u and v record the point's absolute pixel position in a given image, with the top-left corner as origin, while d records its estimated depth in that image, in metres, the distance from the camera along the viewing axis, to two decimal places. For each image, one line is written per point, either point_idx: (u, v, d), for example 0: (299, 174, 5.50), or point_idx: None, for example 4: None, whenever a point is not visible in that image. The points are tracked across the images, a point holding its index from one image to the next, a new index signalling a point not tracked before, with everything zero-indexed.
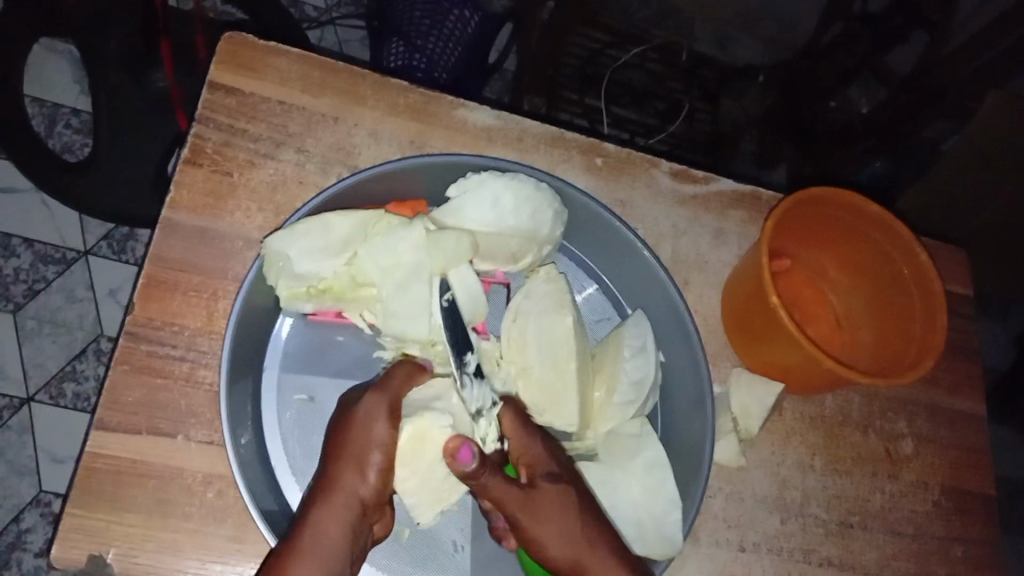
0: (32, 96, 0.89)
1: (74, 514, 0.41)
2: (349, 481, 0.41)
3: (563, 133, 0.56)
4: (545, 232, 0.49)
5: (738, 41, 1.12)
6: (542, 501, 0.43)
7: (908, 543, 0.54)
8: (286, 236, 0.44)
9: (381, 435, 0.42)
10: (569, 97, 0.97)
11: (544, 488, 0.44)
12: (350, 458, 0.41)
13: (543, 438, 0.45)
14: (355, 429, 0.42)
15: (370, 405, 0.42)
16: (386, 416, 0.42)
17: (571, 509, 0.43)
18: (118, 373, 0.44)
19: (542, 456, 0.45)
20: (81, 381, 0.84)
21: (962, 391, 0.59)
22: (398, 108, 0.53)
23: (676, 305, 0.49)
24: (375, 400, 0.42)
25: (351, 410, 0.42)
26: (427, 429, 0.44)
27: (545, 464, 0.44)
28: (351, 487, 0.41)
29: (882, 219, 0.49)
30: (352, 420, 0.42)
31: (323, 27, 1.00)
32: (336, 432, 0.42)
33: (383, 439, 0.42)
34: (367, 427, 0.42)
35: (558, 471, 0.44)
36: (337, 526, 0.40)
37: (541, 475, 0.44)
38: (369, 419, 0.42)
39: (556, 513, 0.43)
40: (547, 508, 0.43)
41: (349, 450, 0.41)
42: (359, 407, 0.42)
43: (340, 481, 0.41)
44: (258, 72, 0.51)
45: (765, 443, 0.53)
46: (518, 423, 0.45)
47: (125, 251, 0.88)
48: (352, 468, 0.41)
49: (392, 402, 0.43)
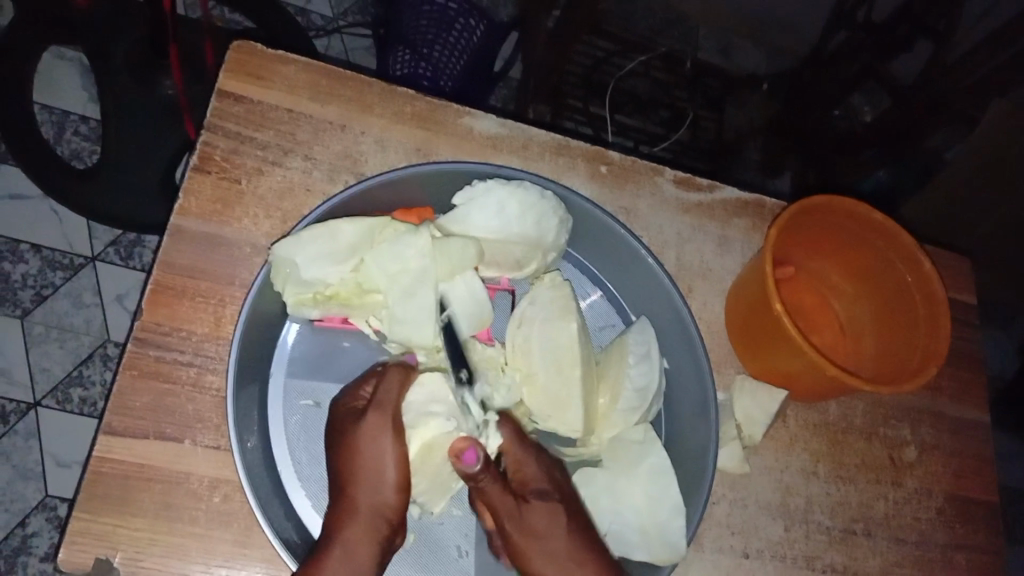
0: (40, 103, 0.90)
1: (81, 518, 0.42)
2: (368, 502, 0.42)
3: (568, 141, 0.56)
4: (550, 239, 0.49)
5: (742, 50, 1.12)
6: (531, 519, 0.44)
7: (912, 551, 0.54)
8: (294, 242, 0.44)
9: (390, 453, 0.43)
10: (574, 105, 0.97)
11: (535, 506, 0.44)
12: (364, 480, 0.42)
13: (538, 456, 0.46)
14: (363, 450, 0.42)
15: (375, 424, 0.43)
16: (391, 434, 0.43)
17: (558, 530, 0.44)
18: (125, 378, 0.44)
19: (535, 473, 0.45)
20: (88, 386, 0.84)
21: (965, 399, 0.59)
22: (405, 116, 0.53)
23: (681, 312, 0.49)
24: (376, 418, 0.43)
25: (355, 431, 0.43)
26: (433, 438, 0.44)
27: (536, 482, 0.45)
28: (370, 507, 0.42)
29: (885, 227, 0.49)
30: (358, 443, 0.42)
31: (330, 36, 1.00)
32: (344, 453, 0.43)
33: (393, 457, 0.43)
34: (375, 448, 0.42)
35: (549, 489, 0.45)
36: (366, 548, 0.41)
37: (532, 492, 0.44)
38: (376, 436, 0.42)
39: (545, 531, 0.44)
40: (535, 526, 0.44)
41: (363, 474, 0.42)
42: (363, 428, 0.42)
43: (359, 503, 0.42)
44: (266, 81, 0.51)
45: (769, 450, 0.53)
46: (514, 441, 0.45)
47: (133, 257, 0.89)
48: (368, 489, 0.42)
49: (394, 417, 0.43)
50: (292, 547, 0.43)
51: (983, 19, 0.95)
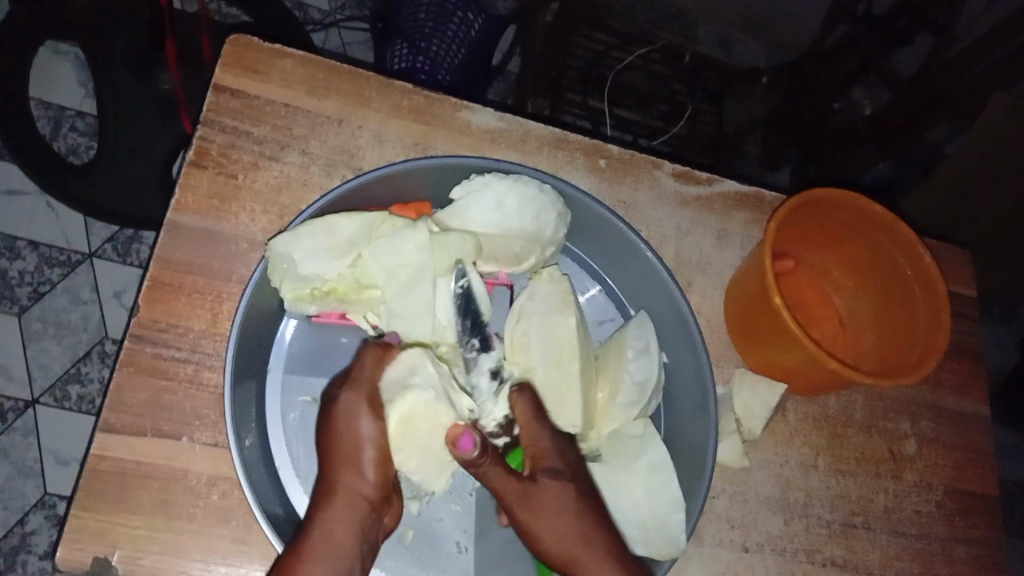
0: (36, 99, 0.89)
1: (79, 515, 0.42)
2: (347, 479, 0.41)
3: (567, 134, 0.56)
4: (548, 233, 0.49)
5: (742, 43, 1.12)
6: (541, 497, 0.43)
7: (911, 545, 0.54)
8: (291, 237, 0.44)
9: (368, 432, 0.42)
10: (573, 99, 0.97)
11: (546, 484, 0.43)
12: (342, 457, 0.42)
13: (553, 434, 0.45)
14: (341, 431, 0.42)
15: (351, 401, 0.42)
16: (368, 412, 0.42)
17: (569, 507, 0.43)
18: (123, 375, 0.44)
19: (548, 450, 0.44)
20: (85, 382, 0.84)
21: (965, 392, 0.59)
22: (402, 110, 0.53)
23: (679, 306, 0.49)
24: (352, 396, 0.42)
25: (332, 409, 0.42)
26: (411, 410, 0.43)
27: (549, 460, 0.44)
28: (348, 484, 0.41)
29: (886, 221, 0.49)
30: (335, 420, 0.42)
31: (327, 30, 1.00)
32: (324, 432, 0.42)
33: (372, 436, 0.42)
34: (351, 425, 0.42)
35: (562, 467, 0.44)
36: (346, 528, 0.41)
37: (544, 470, 0.44)
38: (352, 416, 0.42)
39: (556, 509, 0.43)
40: (545, 506, 0.43)
41: (340, 451, 0.42)
42: (340, 406, 0.42)
43: (338, 480, 0.42)
44: (263, 75, 0.51)
45: (769, 444, 0.53)
46: (531, 413, 0.45)
47: (130, 253, 0.88)
48: (346, 466, 0.42)
49: (371, 394, 0.43)
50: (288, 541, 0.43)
51: (984, 11, 0.95)
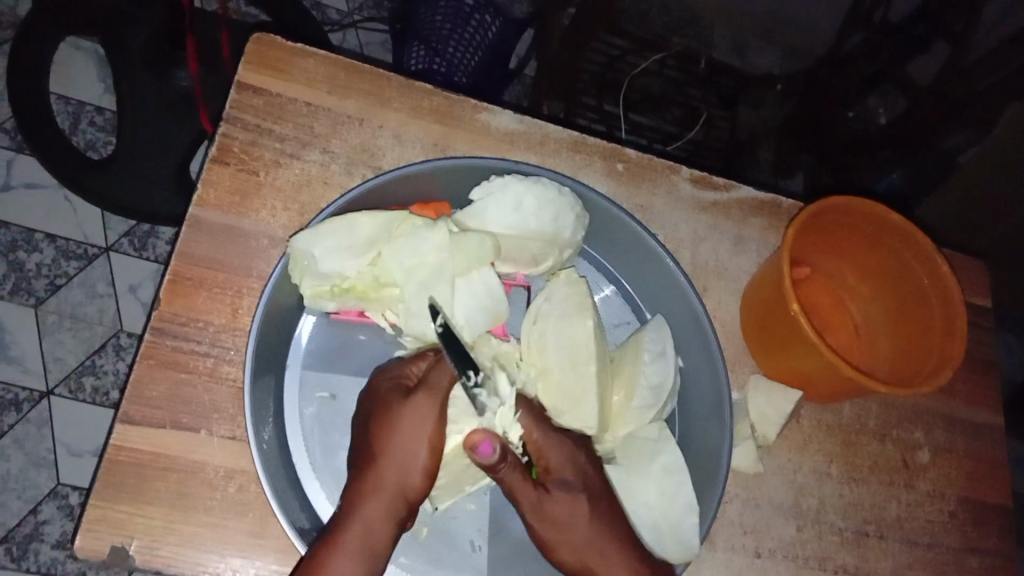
0: (56, 93, 0.90)
1: (98, 506, 0.42)
2: (396, 478, 0.42)
3: (585, 137, 0.56)
4: (566, 235, 0.49)
5: (757, 51, 1.12)
6: (553, 508, 0.44)
7: (923, 554, 0.54)
8: (312, 234, 0.44)
9: (428, 438, 0.43)
10: (587, 103, 0.97)
11: (558, 496, 0.44)
12: (398, 456, 0.42)
13: (563, 444, 0.46)
14: (403, 432, 0.43)
15: (420, 407, 0.43)
16: (435, 417, 0.44)
17: (583, 518, 0.44)
18: (143, 367, 0.44)
19: (560, 462, 0.45)
20: (100, 375, 0.85)
21: (981, 403, 0.59)
22: (423, 110, 0.53)
23: (696, 310, 0.50)
24: (425, 402, 0.44)
25: (399, 409, 0.43)
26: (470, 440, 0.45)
27: (561, 471, 0.45)
28: (396, 484, 0.42)
29: (904, 229, 0.49)
30: (400, 421, 0.43)
31: (345, 30, 1.00)
32: (380, 430, 0.43)
33: (430, 442, 0.43)
34: (413, 429, 0.43)
35: (574, 479, 0.45)
36: (383, 522, 0.41)
37: (555, 483, 0.45)
38: (418, 420, 0.43)
39: (566, 520, 0.44)
40: (559, 516, 0.44)
41: (396, 450, 0.42)
42: (409, 408, 0.43)
43: (387, 478, 0.42)
44: (286, 74, 0.51)
45: (782, 450, 0.53)
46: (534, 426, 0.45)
47: (146, 248, 0.89)
48: (399, 466, 0.42)
49: (440, 404, 0.44)
50: (307, 539, 0.43)
51: (1001, 23, 0.95)
